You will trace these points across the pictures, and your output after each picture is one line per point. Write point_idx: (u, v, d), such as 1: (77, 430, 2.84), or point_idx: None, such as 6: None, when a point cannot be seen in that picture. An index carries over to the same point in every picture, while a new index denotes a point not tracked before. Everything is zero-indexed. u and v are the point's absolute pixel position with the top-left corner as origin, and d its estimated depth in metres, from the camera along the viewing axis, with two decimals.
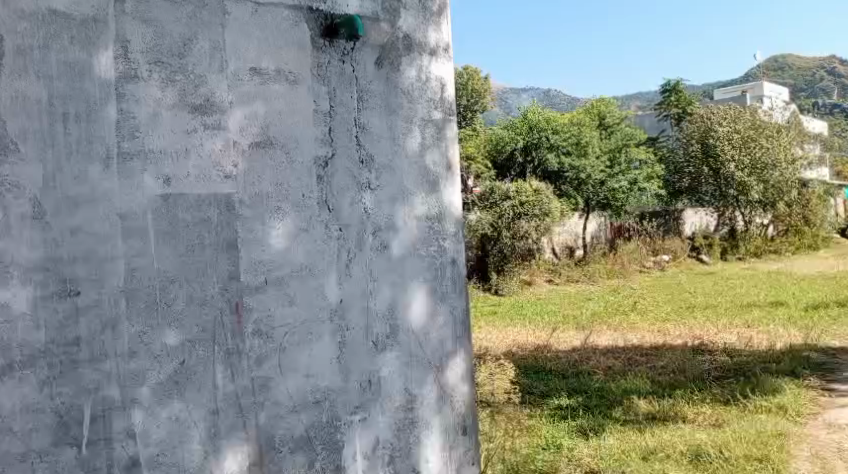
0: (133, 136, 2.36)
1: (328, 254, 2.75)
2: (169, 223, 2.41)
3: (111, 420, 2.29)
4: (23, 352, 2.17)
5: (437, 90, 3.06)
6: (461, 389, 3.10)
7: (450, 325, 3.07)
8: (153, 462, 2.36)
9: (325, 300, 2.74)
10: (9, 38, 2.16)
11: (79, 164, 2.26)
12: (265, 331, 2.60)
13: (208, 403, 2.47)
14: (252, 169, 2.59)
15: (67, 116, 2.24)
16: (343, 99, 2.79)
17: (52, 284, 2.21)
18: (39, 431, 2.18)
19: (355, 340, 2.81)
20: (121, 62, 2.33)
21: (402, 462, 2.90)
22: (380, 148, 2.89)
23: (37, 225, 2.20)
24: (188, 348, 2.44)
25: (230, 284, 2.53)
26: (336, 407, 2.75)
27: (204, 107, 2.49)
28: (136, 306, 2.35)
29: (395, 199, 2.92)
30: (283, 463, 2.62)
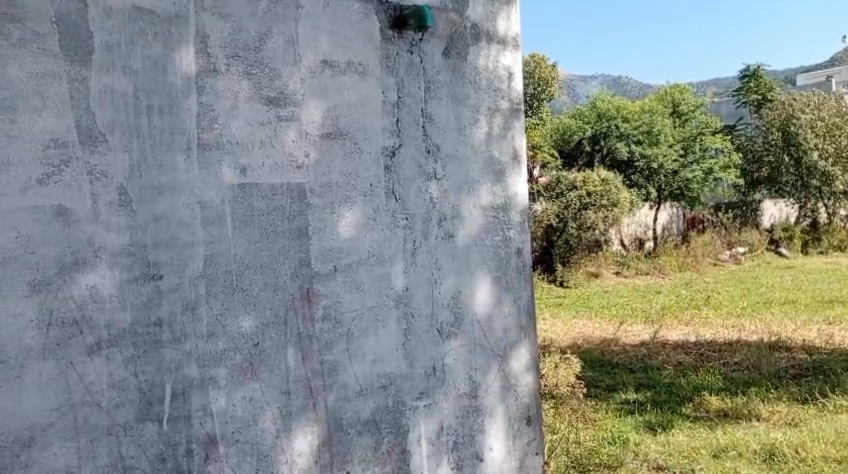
0: (212, 127, 2.46)
1: (394, 243, 2.81)
2: (244, 211, 2.51)
3: (190, 398, 2.40)
4: (111, 331, 2.29)
5: (504, 80, 3.05)
6: (525, 379, 3.10)
7: (515, 315, 3.07)
8: (229, 439, 2.47)
9: (391, 288, 2.80)
10: (99, 35, 2.27)
11: (162, 155, 2.37)
12: (334, 317, 2.67)
13: (280, 385, 2.56)
14: (322, 159, 2.66)
15: (152, 109, 2.35)
16: (411, 90, 2.83)
17: (137, 268, 2.33)
18: (125, 406, 2.31)
19: (421, 328, 2.85)
20: (201, 57, 2.43)
21: (466, 449, 2.94)
22: (447, 138, 2.91)
23: (124, 211, 2.32)
24: (261, 332, 2.53)
25: (301, 270, 2.61)
26: (402, 392, 2.81)
27: (278, 100, 2.57)
28: (214, 290, 2.45)
29: (461, 189, 2.94)
30: (351, 445, 2.70)
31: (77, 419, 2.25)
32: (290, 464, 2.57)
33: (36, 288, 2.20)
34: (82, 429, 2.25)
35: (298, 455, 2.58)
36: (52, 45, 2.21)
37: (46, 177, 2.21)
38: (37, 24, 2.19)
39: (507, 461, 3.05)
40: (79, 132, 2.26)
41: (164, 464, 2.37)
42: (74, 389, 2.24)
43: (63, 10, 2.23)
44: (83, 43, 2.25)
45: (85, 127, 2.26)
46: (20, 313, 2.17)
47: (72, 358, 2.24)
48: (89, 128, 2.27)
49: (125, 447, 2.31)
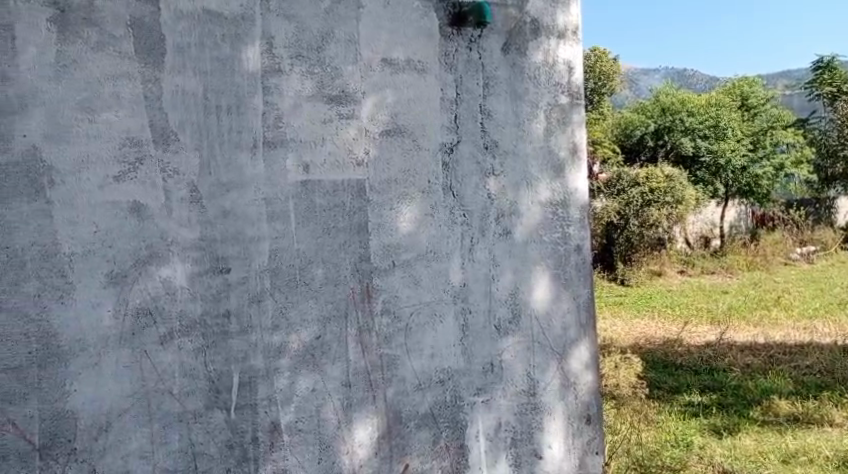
0: (277, 125, 2.52)
1: (452, 239, 2.83)
2: (307, 207, 2.57)
3: (255, 387, 2.48)
4: (182, 321, 2.39)
5: (565, 74, 3.02)
6: (585, 378, 3.06)
7: (574, 312, 3.04)
8: (293, 428, 2.54)
9: (450, 283, 2.82)
10: (170, 37, 2.37)
11: (230, 152, 2.46)
12: (393, 311, 2.71)
13: (341, 377, 2.61)
14: (382, 156, 2.70)
15: (220, 108, 2.44)
16: (470, 86, 2.85)
17: (206, 262, 2.42)
18: (195, 394, 2.40)
19: (478, 324, 2.86)
20: (266, 57, 2.50)
21: (524, 446, 2.93)
22: (505, 134, 2.91)
23: (195, 207, 2.40)
24: (322, 325, 2.59)
25: (361, 265, 2.66)
26: (459, 387, 2.83)
27: (340, 98, 2.62)
28: (278, 284, 2.52)
29: (520, 185, 2.93)
30: (410, 437, 2.73)
31: (150, 405, 2.35)
32: (351, 455, 2.62)
33: (113, 279, 2.31)
34: (155, 415, 2.36)
35: (358, 446, 2.63)
36: (127, 47, 2.31)
37: (122, 174, 2.32)
38: (113, 28, 2.29)
39: (566, 460, 3.02)
40: (153, 131, 2.35)
41: (231, 451, 2.45)
42: (148, 377, 2.34)
43: (138, 13, 2.32)
44: (156, 46, 2.35)
45: (159, 126, 2.36)
46: (99, 304, 2.29)
47: (147, 347, 2.34)
48: (162, 127, 2.36)
49: (195, 433, 2.41)
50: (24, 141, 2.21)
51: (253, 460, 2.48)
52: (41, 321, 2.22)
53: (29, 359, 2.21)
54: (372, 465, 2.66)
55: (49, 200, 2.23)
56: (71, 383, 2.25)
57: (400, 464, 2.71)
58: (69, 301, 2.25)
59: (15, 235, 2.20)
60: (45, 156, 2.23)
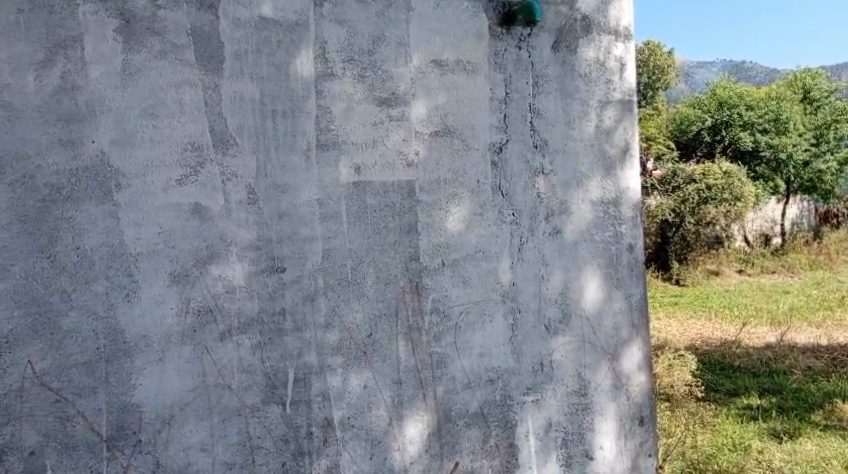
0: (329, 128, 2.59)
1: (501, 239, 2.84)
2: (358, 207, 2.63)
3: (310, 383, 2.55)
4: (240, 318, 2.47)
5: (616, 71, 2.99)
6: (638, 379, 3.02)
7: (626, 313, 3.00)
8: (346, 424, 2.60)
9: (499, 282, 2.83)
10: (229, 45, 2.45)
11: (284, 155, 2.53)
12: (442, 310, 2.74)
13: (392, 374, 2.66)
14: (431, 157, 2.73)
15: (275, 113, 2.51)
16: (519, 86, 2.85)
17: (263, 261, 2.49)
18: (252, 389, 2.48)
19: (528, 323, 2.86)
20: (319, 62, 2.57)
21: (576, 446, 2.91)
22: (555, 133, 2.90)
23: (252, 208, 2.48)
24: (373, 323, 2.64)
25: (411, 264, 2.70)
26: (509, 387, 2.84)
27: (390, 100, 2.67)
28: (331, 283, 2.59)
29: (570, 184, 2.91)
30: (460, 435, 2.76)
31: (211, 399, 2.43)
32: (402, 451, 2.67)
33: (176, 279, 2.40)
34: (216, 409, 2.44)
35: (409, 443, 2.68)
36: (188, 55, 2.40)
37: (184, 177, 2.41)
38: (175, 36, 2.38)
39: (619, 461, 2.98)
40: (212, 135, 2.44)
41: (287, 445, 2.52)
42: (208, 372, 2.43)
43: (198, 23, 2.41)
44: (216, 52, 2.43)
45: (218, 130, 2.44)
46: (163, 302, 2.38)
47: (208, 344, 2.43)
48: (220, 131, 2.44)
49: (253, 427, 2.48)
50: (94, 146, 2.31)
51: (308, 454, 2.54)
52: (108, 318, 2.33)
53: (97, 355, 2.31)
54: (423, 461, 2.69)
55: (116, 203, 2.34)
56: (136, 377, 2.35)
57: (450, 461, 2.74)
58: (135, 299, 2.36)
59: (86, 236, 2.31)
60: (112, 160, 2.33)
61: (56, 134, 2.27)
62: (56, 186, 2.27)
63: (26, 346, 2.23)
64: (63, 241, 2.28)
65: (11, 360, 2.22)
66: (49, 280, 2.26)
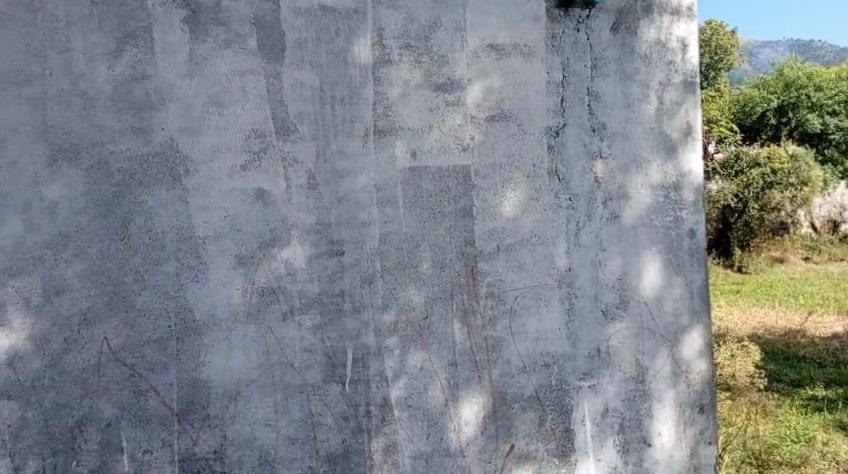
0: (386, 114, 2.72)
1: (556, 223, 2.82)
2: (414, 192, 2.73)
3: (368, 364, 2.70)
4: (301, 299, 2.67)
5: (678, 51, 2.87)
6: (698, 366, 2.86)
7: (687, 299, 2.86)
8: (403, 403, 2.72)
9: (555, 267, 2.82)
10: (290, 33, 2.66)
11: (342, 141, 2.70)
12: (498, 294, 2.78)
13: (447, 357, 2.74)
14: (486, 141, 2.78)
15: (334, 100, 2.70)
16: (577, 68, 2.83)
17: (322, 244, 2.68)
18: (313, 367, 2.67)
19: (585, 308, 2.83)
20: (376, 49, 2.71)
21: (632, 433, 2.84)
22: (613, 116, 2.85)
23: (312, 193, 2.68)
24: (429, 305, 2.73)
25: (466, 249, 2.76)
26: (565, 371, 2.82)
27: (446, 85, 2.75)
28: (387, 266, 2.72)
29: (629, 167, 2.85)
30: (515, 419, 2.78)
31: (274, 376, 2.65)
32: (458, 432, 2.74)
33: (241, 261, 2.64)
34: (279, 386, 2.66)
35: (465, 424, 2.75)
36: (251, 44, 2.64)
37: (247, 163, 2.65)
38: (239, 26, 2.64)
39: (677, 449, 2.85)
40: (275, 122, 2.66)
41: (346, 422, 2.68)
42: (272, 350, 2.65)
43: (259, 12, 2.65)
44: (277, 42, 2.66)
45: (280, 117, 2.66)
46: (230, 282, 2.63)
47: (270, 323, 2.65)
48: (282, 118, 2.67)
49: (314, 404, 2.67)
50: (163, 133, 2.61)
51: (367, 432, 2.70)
52: (178, 297, 2.61)
53: (168, 333, 2.60)
54: (478, 443, 2.75)
55: (184, 188, 2.61)
56: (204, 354, 2.62)
57: (506, 443, 2.77)
58: (202, 280, 2.62)
59: (156, 219, 2.60)
60: (180, 147, 2.61)
61: (128, 121, 2.59)
62: (128, 172, 2.59)
63: (103, 323, 2.57)
64: (135, 224, 2.59)
65: (89, 336, 2.56)
66: (123, 261, 2.58)
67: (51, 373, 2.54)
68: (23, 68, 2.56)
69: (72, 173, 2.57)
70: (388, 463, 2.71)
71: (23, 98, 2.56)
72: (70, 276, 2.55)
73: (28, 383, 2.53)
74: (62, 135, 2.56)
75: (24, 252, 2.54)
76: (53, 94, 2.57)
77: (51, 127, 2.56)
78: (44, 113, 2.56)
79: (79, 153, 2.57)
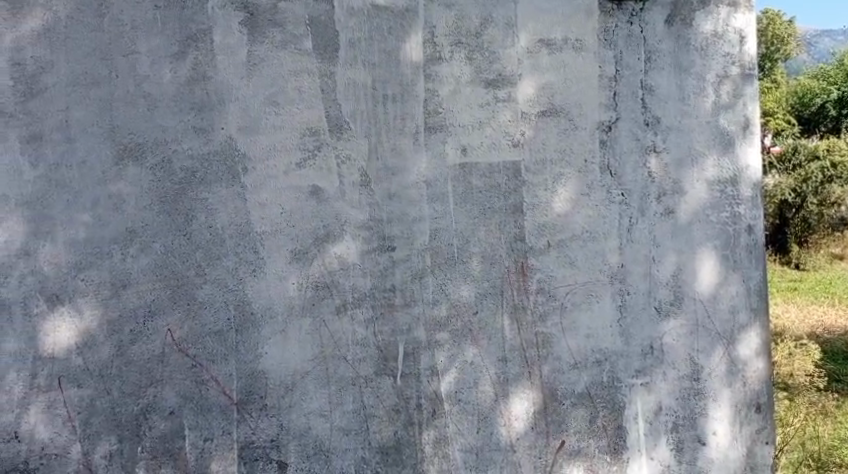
0: (437, 111, 2.77)
1: (609, 219, 2.80)
2: (464, 188, 2.77)
3: (419, 358, 2.74)
4: (354, 294, 2.73)
5: (735, 44, 2.80)
6: (755, 364, 2.80)
7: (744, 296, 2.81)
8: (454, 398, 2.75)
9: (607, 264, 2.80)
10: (343, 33, 2.73)
11: (394, 138, 2.75)
12: (548, 291, 2.78)
13: (497, 352, 2.76)
14: (537, 136, 2.79)
15: (386, 98, 2.75)
16: (630, 62, 2.81)
17: (374, 241, 2.74)
18: (365, 361, 2.73)
19: (638, 305, 2.81)
20: (428, 46, 2.76)
21: (687, 431, 2.80)
22: (668, 110, 2.81)
23: (364, 190, 2.74)
24: (479, 301, 2.76)
25: (516, 245, 2.77)
26: (617, 369, 2.80)
27: (497, 81, 2.78)
28: (438, 262, 2.75)
29: (683, 162, 2.81)
30: (566, 415, 2.78)
31: (329, 369, 2.72)
32: (508, 427, 2.76)
33: (297, 256, 2.71)
34: (333, 378, 2.72)
35: (515, 419, 2.76)
36: (306, 44, 2.72)
37: (303, 160, 2.73)
38: (295, 27, 2.72)
39: (732, 448, 2.81)
40: (329, 120, 2.74)
41: (398, 415, 2.73)
42: (326, 343, 2.72)
43: (315, 13, 2.72)
44: (331, 42, 2.73)
45: (333, 116, 2.74)
46: (285, 276, 2.71)
47: (324, 317, 2.72)
48: (336, 117, 2.74)
49: (367, 396, 2.73)
50: (222, 132, 2.70)
51: (417, 425, 2.74)
52: (237, 291, 2.70)
53: (228, 325, 2.69)
54: (528, 438, 2.76)
55: (243, 185, 2.70)
56: (262, 345, 2.70)
57: (556, 440, 2.78)
58: (260, 274, 2.70)
59: (216, 215, 2.69)
60: (239, 145, 2.71)
61: (190, 121, 2.69)
62: (190, 169, 2.69)
63: (166, 315, 2.67)
64: (197, 221, 2.68)
65: (154, 327, 2.66)
66: (185, 256, 2.68)
67: (118, 363, 2.65)
68: (91, 70, 2.67)
69: (137, 171, 2.68)
70: (438, 457, 2.74)
71: (91, 99, 2.67)
72: (136, 270, 2.66)
73: (97, 372, 2.64)
74: (128, 135, 2.68)
75: (93, 247, 2.65)
76: (119, 96, 2.68)
77: (118, 127, 2.68)
78: (111, 114, 2.68)
79: (144, 152, 2.68)
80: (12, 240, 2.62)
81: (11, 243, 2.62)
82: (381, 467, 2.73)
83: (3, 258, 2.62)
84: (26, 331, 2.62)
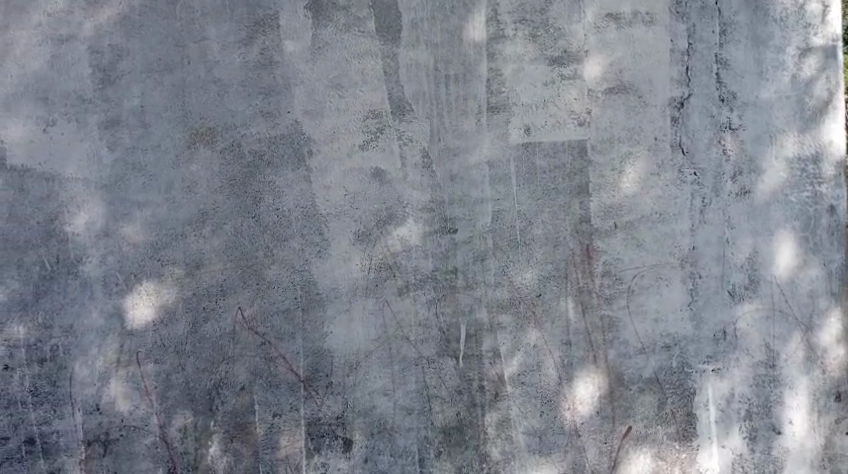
0: (500, 91, 2.73)
1: (680, 200, 2.71)
2: (527, 169, 2.73)
3: (481, 340, 2.73)
4: (417, 275, 2.74)
5: (818, 14, 2.67)
6: (836, 352, 2.68)
7: (825, 280, 2.68)
8: (517, 380, 2.73)
9: (677, 246, 2.72)
10: (406, 14, 2.73)
11: (456, 119, 2.73)
12: (615, 273, 2.72)
13: (561, 335, 2.72)
14: (604, 115, 2.72)
15: (448, 78, 2.73)
16: (704, 35, 2.71)
17: (436, 223, 2.74)
18: (428, 342, 2.74)
19: (710, 288, 2.71)
20: (491, 25, 2.73)
21: (761, 420, 2.71)
22: (744, 85, 2.70)
23: (427, 172, 2.74)
24: (542, 283, 2.73)
25: (581, 226, 2.72)
26: (687, 354, 2.72)
27: (562, 59, 2.72)
28: (500, 244, 2.73)
29: (760, 139, 2.69)
30: (633, 400, 2.72)
31: (392, 350, 2.74)
32: (573, 411, 2.73)
33: (361, 237, 2.74)
34: (396, 359, 2.74)
35: (580, 403, 2.73)
36: (369, 26, 2.73)
37: (366, 143, 2.74)
38: (358, 10, 2.73)
39: (810, 438, 2.69)
40: (391, 102, 2.74)
41: (460, 396, 2.74)
42: (389, 324, 2.74)
43: None
44: (394, 23, 2.73)
45: (396, 97, 2.74)
46: (349, 257, 2.74)
47: (387, 298, 2.74)
48: (398, 99, 2.74)
49: (429, 376, 2.74)
50: (289, 116, 2.74)
51: (480, 407, 2.74)
52: (303, 271, 2.74)
53: (295, 304, 2.75)
54: (593, 423, 2.72)
55: (308, 167, 2.74)
56: (327, 325, 2.75)
57: (623, 425, 2.72)
58: (325, 255, 2.74)
59: (282, 198, 2.74)
60: (304, 128, 2.75)
61: (258, 105, 2.75)
62: (258, 152, 2.75)
63: (237, 294, 2.74)
64: (264, 202, 2.74)
65: (225, 306, 2.74)
66: (254, 237, 2.74)
67: (192, 340, 2.74)
68: (163, 57, 2.75)
69: (208, 154, 2.75)
70: (501, 438, 2.74)
71: (164, 85, 2.75)
72: (208, 250, 2.74)
73: (172, 349, 2.74)
74: (199, 120, 2.75)
75: (167, 228, 2.75)
76: (190, 81, 2.75)
77: (190, 112, 2.75)
78: (183, 99, 2.75)
79: (214, 136, 2.75)
80: (93, 222, 2.74)
81: (92, 225, 2.74)
82: (444, 447, 2.74)
83: (85, 239, 2.74)
84: (106, 309, 2.74)
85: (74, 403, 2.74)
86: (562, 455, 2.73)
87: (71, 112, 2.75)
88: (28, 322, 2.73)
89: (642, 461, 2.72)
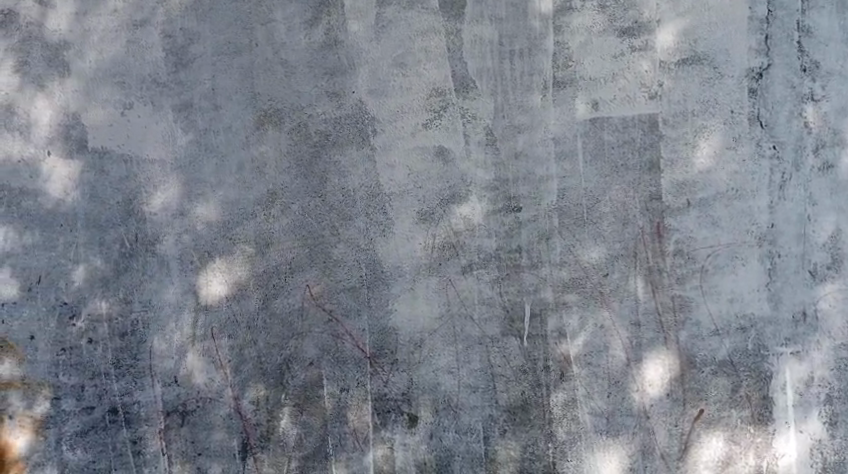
0: (567, 65, 2.67)
1: (758, 176, 2.60)
2: (595, 145, 2.66)
3: (546, 320, 2.70)
4: (481, 254, 2.73)
5: None
6: None
7: None
8: (583, 360, 2.69)
9: (754, 224, 2.60)
10: None
11: (522, 95, 2.69)
12: (687, 252, 2.64)
13: (630, 315, 2.66)
14: (677, 87, 2.62)
15: (513, 53, 2.68)
16: (784, 1, 2.59)
17: (500, 201, 2.71)
18: (492, 320, 2.73)
19: (789, 268, 2.60)
20: None
21: (842, 405, 2.59)
22: (828, 53, 2.58)
23: (491, 149, 2.71)
24: (610, 263, 2.67)
25: (651, 204, 2.64)
26: (764, 336, 2.61)
27: (632, 30, 2.64)
28: (566, 222, 2.68)
29: (845, 110, 2.58)
30: (705, 383, 2.64)
31: (456, 328, 2.74)
32: (642, 393, 2.67)
33: (425, 216, 2.74)
34: (461, 337, 2.74)
35: (649, 385, 2.66)
36: (433, 3, 2.72)
37: (430, 121, 2.73)
38: None
39: None
40: (455, 80, 2.72)
41: (525, 375, 2.72)
42: (453, 302, 2.74)
43: None
44: None
45: (460, 74, 2.71)
46: (413, 236, 2.75)
47: (451, 277, 2.74)
48: (462, 76, 2.71)
49: (494, 356, 2.73)
50: (354, 95, 2.76)
51: (545, 386, 2.71)
52: (369, 250, 2.77)
53: (361, 282, 2.78)
54: (663, 405, 2.65)
55: (373, 147, 2.76)
56: (392, 303, 2.77)
57: (695, 408, 2.64)
58: (390, 234, 2.76)
59: (348, 177, 2.77)
60: (369, 108, 2.76)
61: (323, 86, 2.77)
62: (324, 132, 2.77)
63: (305, 272, 2.79)
64: (331, 182, 2.77)
65: (293, 283, 2.80)
66: (321, 216, 2.78)
67: (262, 317, 2.82)
68: (233, 39, 2.81)
69: (276, 135, 2.79)
70: (567, 419, 2.71)
71: (233, 67, 2.81)
72: (277, 229, 2.80)
73: (244, 325, 2.82)
74: (268, 101, 2.80)
75: (237, 207, 2.82)
76: (259, 62, 2.80)
77: (258, 94, 2.80)
78: (252, 81, 2.80)
79: (281, 117, 2.79)
80: (169, 201, 2.84)
81: (168, 205, 2.84)
82: (509, 426, 2.73)
83: (161, 218, 2.84)
84: (182, 286, 2.84)
85: (154, 374, 2.86)
86: (631, 438, 2.67)
87: (146, 95, 2.84)
88: (110, 297, 2.85)
89: (716, 445, 2.63)
